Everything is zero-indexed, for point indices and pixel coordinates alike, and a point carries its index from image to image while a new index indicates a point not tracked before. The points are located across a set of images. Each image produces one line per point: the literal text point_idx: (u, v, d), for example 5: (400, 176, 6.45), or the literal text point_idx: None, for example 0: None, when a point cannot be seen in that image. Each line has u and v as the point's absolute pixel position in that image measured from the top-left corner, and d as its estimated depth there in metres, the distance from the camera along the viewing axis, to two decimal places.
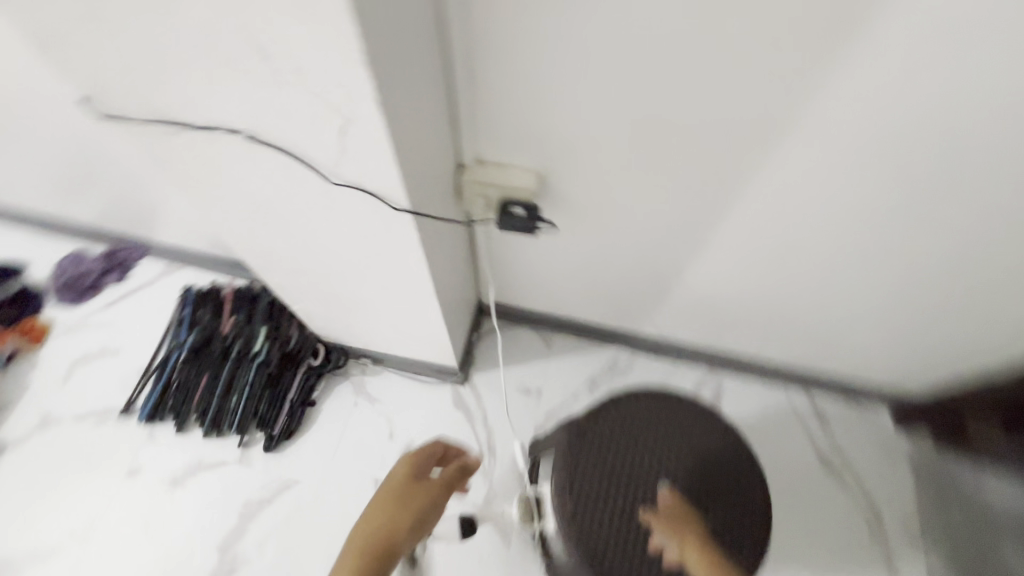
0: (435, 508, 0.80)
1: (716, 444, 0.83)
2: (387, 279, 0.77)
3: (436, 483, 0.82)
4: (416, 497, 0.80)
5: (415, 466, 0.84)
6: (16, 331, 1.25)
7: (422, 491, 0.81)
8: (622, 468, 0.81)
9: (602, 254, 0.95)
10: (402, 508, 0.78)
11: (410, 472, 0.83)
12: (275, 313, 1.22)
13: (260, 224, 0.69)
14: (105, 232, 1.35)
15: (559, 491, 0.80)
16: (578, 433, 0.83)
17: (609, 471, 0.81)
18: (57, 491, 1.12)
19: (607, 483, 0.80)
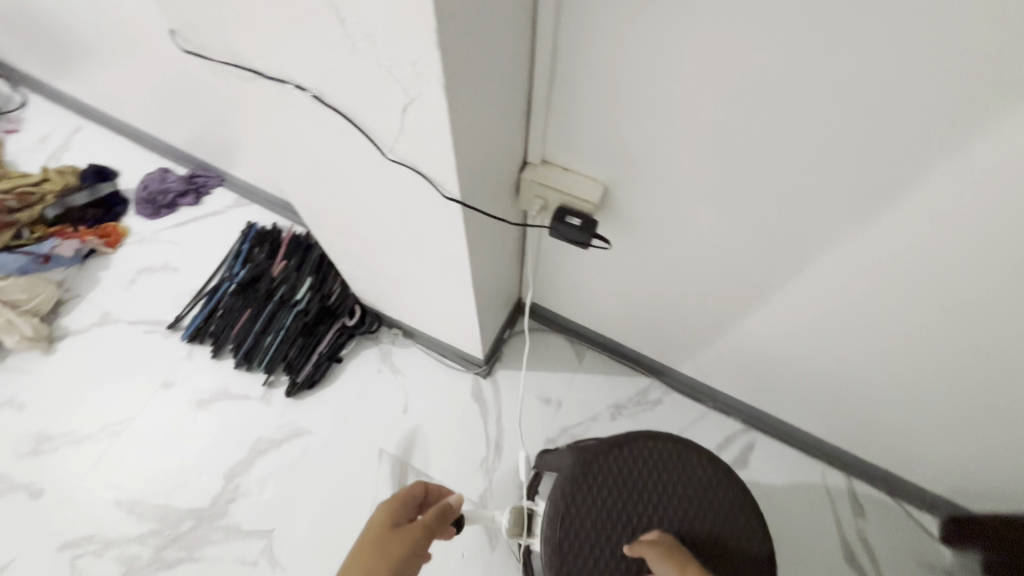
0: (419, 554, 0.68)
1: (733, 508, 0.76)
2: (428, 262, 0.75)
3: (419, 526, 0.71)
4: (396, 545, 0.68)
5: (393, 510, 0.74)
6: (96, 231, 1.34)
7: (403, 535, 0.69)
8: (624, 508, 0.76)
9: (654, 283, 0.90)
10: (379, 560, 0.65)
11: (388, 517, 0.72)
12: (323, 267, 1.25)
13: (317, 183, 0.70)
14: (191, 156, 1.43)
15: (552, 517, 0.76)
16: (586, 462, 0.78)
17: (610, 508, 0.76)
18: (100, 384, 1.20)
19: (604, 521, 0.75)
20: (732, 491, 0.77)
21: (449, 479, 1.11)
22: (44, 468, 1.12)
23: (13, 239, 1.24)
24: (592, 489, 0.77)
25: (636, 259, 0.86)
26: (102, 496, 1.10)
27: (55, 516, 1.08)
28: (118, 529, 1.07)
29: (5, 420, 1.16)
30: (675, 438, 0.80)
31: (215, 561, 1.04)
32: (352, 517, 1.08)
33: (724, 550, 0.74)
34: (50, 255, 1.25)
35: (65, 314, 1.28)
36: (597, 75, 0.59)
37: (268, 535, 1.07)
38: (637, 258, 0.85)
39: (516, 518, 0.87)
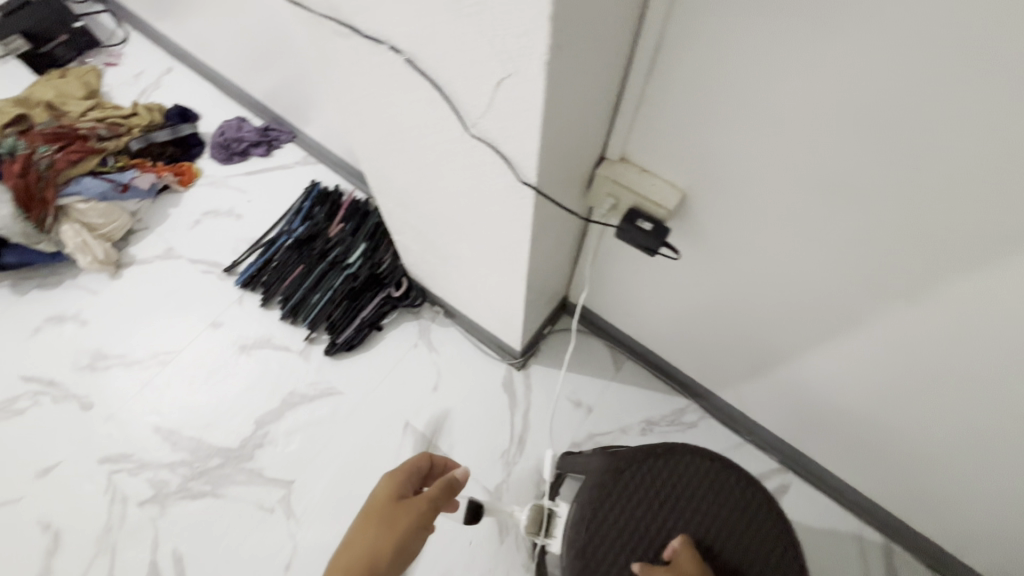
0: (423, 528, 0.68)
1: (766, 536, 0.72)
2: (487, 246, 0.74)
3: (423, 500, 0.70)
4: (400, 518, 0.68)
5: (398, 483, 0.73)
6: (172, 169, 1.40)
7: (407, 509, 0.69)
8: (652, 521, 0.73)
9: (714, 302, 0.85)
10: (385, 532, 0.66)
11: (392, 490, 0.72)
12: (378, 235, 1.26)
13: (390, 150, 0.69)
14: (268, 109, 1.47)
15: (576, 523, 0.73)
16: (617, 469, 0.75)
17: (637, 518, 0.73)
18: (157, 314, 1.26)
19: (630, 532, 0.73)
20: (767, 517, 0.73)
21: (468, 464, 1.11)
22: (96, 385, 1.19)
23: (98, 165, 1.30)
24: (621, 497, 0.74)
25: (699, 275, 0.81)
26: (142, 420, 1.15)
27: (100, 431, 1.14)
28: (153, 453, 1.12)
29: (69, 333, 1.24)
30: (713, 455, 0.76)
31: (236, 501, 1.08)
32: (369, 484, 1.09)
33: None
34: (128, 185, 1.31)
35: (133, 243, 1.34)
36: (700, 75, 0.55)
37: (289, 485, 1.09)
38: (701, 274, 0.81)
39: (534, 518, 0.85)
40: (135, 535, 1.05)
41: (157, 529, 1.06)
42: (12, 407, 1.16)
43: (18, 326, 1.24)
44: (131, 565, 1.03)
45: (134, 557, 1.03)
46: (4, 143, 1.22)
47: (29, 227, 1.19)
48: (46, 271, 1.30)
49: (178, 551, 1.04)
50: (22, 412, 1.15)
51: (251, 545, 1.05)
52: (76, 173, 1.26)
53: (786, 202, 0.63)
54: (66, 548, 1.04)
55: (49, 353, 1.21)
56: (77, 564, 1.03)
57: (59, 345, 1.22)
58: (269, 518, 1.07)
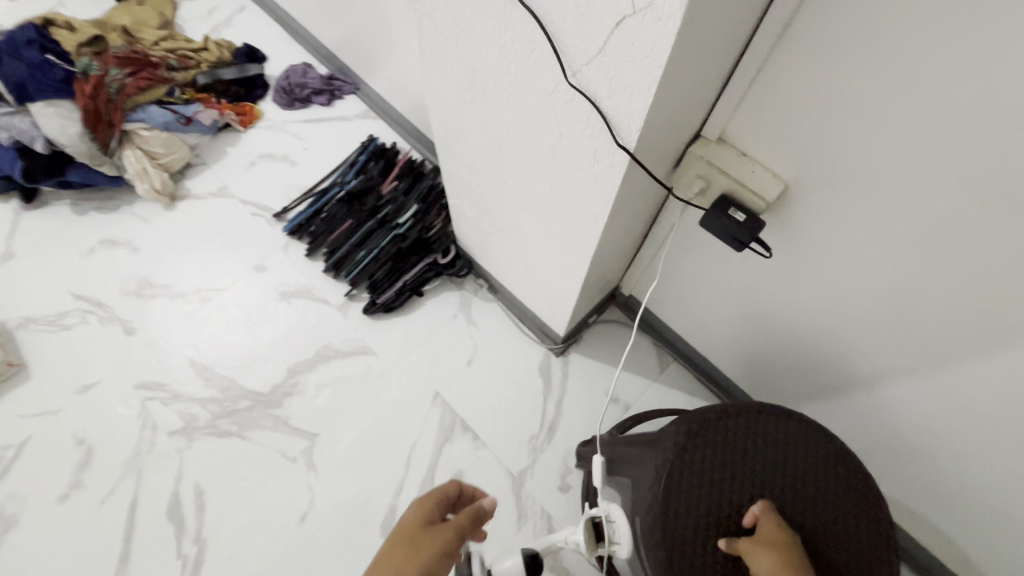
0: (449, 555, 0.65)
1: (832, 467, 0.64)
2: (554, 219, 0.68)
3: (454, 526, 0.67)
4: (428, 543, 0.65)
5: (429, 506, 0.72)
6: (234, 108, 1.38)
7: (435, 534, 0.66)
8: (723, 494, 0.63)
9: (792, 310, 0.77)
10: (411, 557, 0.63)
11: (422, 514, 0.70)
12: (430, 198, 1.22)
13: (468, 102, 0.64)
14: (335, 58, 1.44)
15: (662, 552, 0.61)
16: (667, 460, 0.64)
17: (709, 497, 0.63)
18: (204, 251, 1.26)
19: (705, 520, 0.62)
20: (825, 447, 0.65)
21: (493, 445, 1.08)
22: (140, 311, 1.20)
23: (164, 95, 1.29)
24: (686, 480, 0.63)
25: (781, 278, 0.74)
26: (180, 352, 1.16)
27: (139, 357, 1.15)
28: (187, 386, 1.13)
29: (120, 258, 1.25)
30: (741, 408, 0.66)
31: (260, 446, 1.08)
32: (392, 449, 1.08)
33: (837, 509, 0.63)
34: (192, 118, 1.30)
35: (190, 177, 1.35)
36: (841, 47, 0.47)
37: (313, 438, 1.09)
38: (784, 277, 0.73)
39: (590, 532, 0.76)
40: (162, 464, 1.07)
41: (182, 460, 1.07)
42: (60, 322, 1.18)
43: (74, 244, 1.26)
44: (154, 491, 1.04)
45: (158, 484, 1.05)
46: (78, 62, 1.20)
47: (95, 147, 1.19)
48: (105, 194, 1.31)
49: (199, 485, 1.05)
50: (69, 328, 1.18)
51: (270, 490, 1.05)
52: (143, 100, 1.25)
53: (912, 209, 0.54)
54: (96, 465, 1.06)
55: (99, 275, 1.23)
56: (105, 482, 1.05)
57: (109, 268, 1.24)
58: (290, 467, 1.06)
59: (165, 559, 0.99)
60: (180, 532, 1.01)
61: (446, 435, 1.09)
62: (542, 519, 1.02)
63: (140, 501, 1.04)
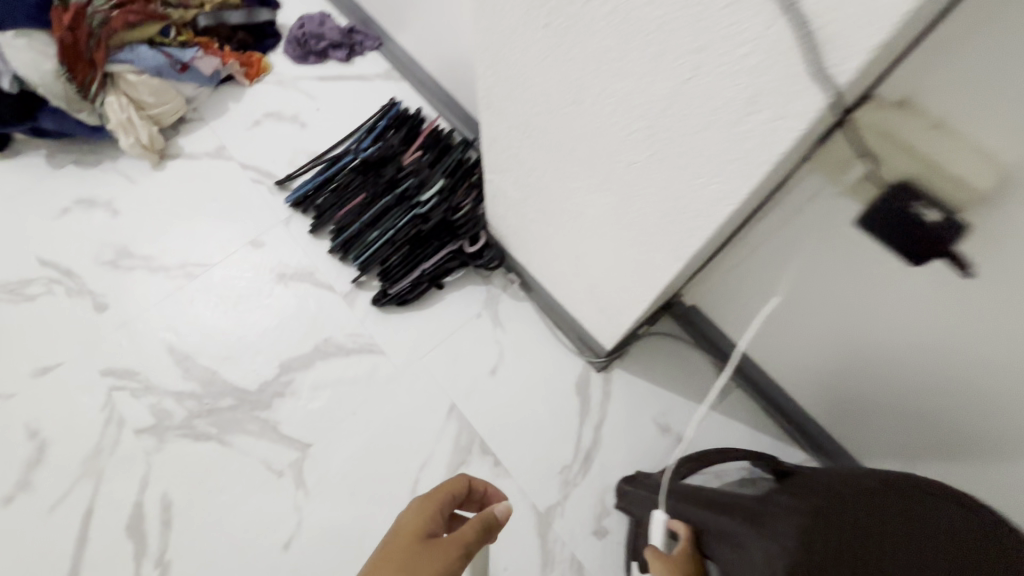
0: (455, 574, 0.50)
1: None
2: (644, 202, 0.50)
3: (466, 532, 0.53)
4: (429, 558, 0.50)
5: (429, 512, 0.56)
6: (239, 57, 1.21)
7: (439, 547, 0.51)
8: None
9: (925, 348, 0.61)
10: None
11: (425, 520, 0.55)
12: (458, 173, 1.03)
13: (538, 29, 0.45)
14: (358, 7, 1.25)
15: None
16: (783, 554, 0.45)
17: None
18: (194, 219, 1.09)
19: None
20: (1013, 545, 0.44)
21: (517, 473, 0.91)
22: (115, 285, 1.03)
23: (157, 35, 1.11)
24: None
25: (917, 313, 0.57)
26: (157, 335, 0.99)
27: (110, 339, 0.99)
28: (162, 376, 0.96)
29: (98, 222, 1.08)
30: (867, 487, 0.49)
31: (241, 453, 0.91)
32: (397, 468, 0.91)
33: None
34: (188, 65, 1.12)
35: (184, 134, 1.17)
36: None
37: (304, 449, 0.92)
38: (924, 313, 0.57)
39: None
40: (125, 467, 0.90)
41: (150, 465, 0.91)
42: (23, 291, 1.02)
43: (47, 202, 1.10)
44: (115, 500, 0.88)
45: (120, 491, 0.89)
46: None
47: (72, 90, 1.02)
48: (86, 147, 1.14)
49: (168, 496, 0.89)
50: (32, 299, 1.02)
51: (250, 509, 0.88)
52: (132, 39, 1.08)
53: None
54: (49, 463, 0.90)
55: (72, 239, 1.07)
56: (58, 485, 0.89)
57: (83, 232, 1.08)
58: (276, 482, 0.90)
59: None
60: (141, 552, 0.85)
61: (462, 456, 0.92)
62: (572, 568, 0.86)
63: (97, 511, 0.87)
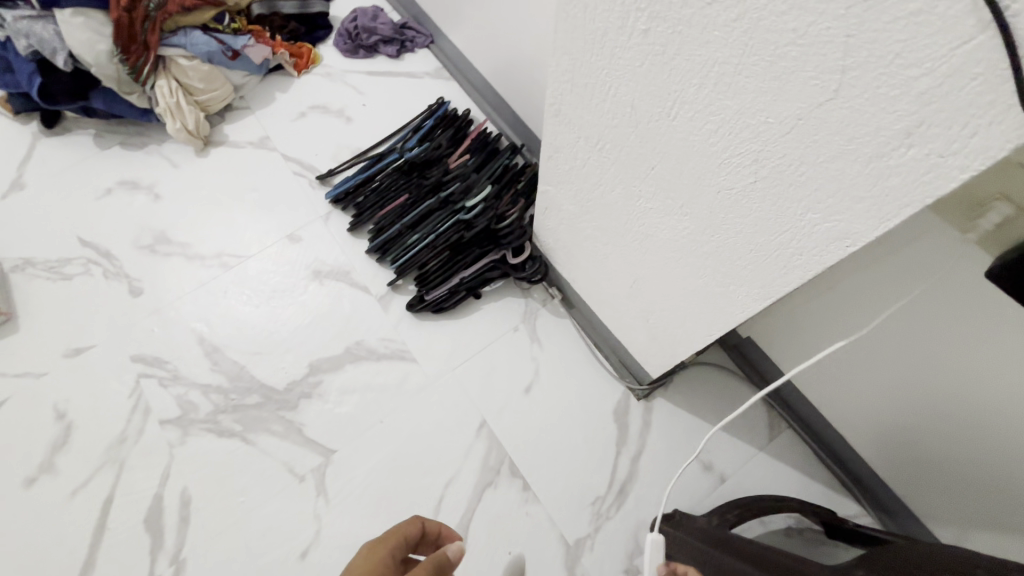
0: None
1: None
2: (732, 230, 0.45)
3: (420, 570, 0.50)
4: None
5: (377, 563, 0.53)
6: (290, 48, 1.19)
7: None
8: None
9: (1021, 409, 0.54)
10: None
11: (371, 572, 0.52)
12: (505, 180, 1.00)
13: (634, 35, 0.40)
14: (413, 3, 1.22)
15: None
16: None
17: None
18: (233, 208, 1.07)
19: None
20: None
21: (547, 499, 0.86)
22: (151, 269, 1.02)
23: (211, 21, 1.09)
24: None
25: (1012, 369, 0.51)
26: (189, 324, 0.98)
27: (142, 325, 0.98)
28: (191, 366, 0.95)
29: (138, 205, 1.08)
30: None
31: (264, 453, 0.89)
32: (422, 483, 0.87)
33: None
34: (239, 53, 1.11)
35: (229, 121, 1.16)
36: None
37: (328, 454, 0.89)
38: (1021, 368, 0.51)
39: None
40: (148, 457, 0.89)
41: (172, 457, 0.89)
42: (62, 270, 1.02)
43: (90, 182, 1.09)
44: (135, 490, 0.87)
45: (140, 482, 0.87)
46: None
47: (125, 71, 1.02)
48: (133, 128, 1.14)
49: (187, 491, 0.86)
50: (70, 278, 1.01)
51: (269, 512, 0.85)
52: (185, 23, 1.06)
53: None
54: (73, 447, 0.89)
55: (113, 220, 1.06)
56: (80, 470, 0.88)
57: (124, 213, 1.07)
58: (297, 487, 0.87)
59: None
60: (156, 547, 0.83)
61: (490, 476, 0.88)
62: None
63: (117, 500, 0.86)
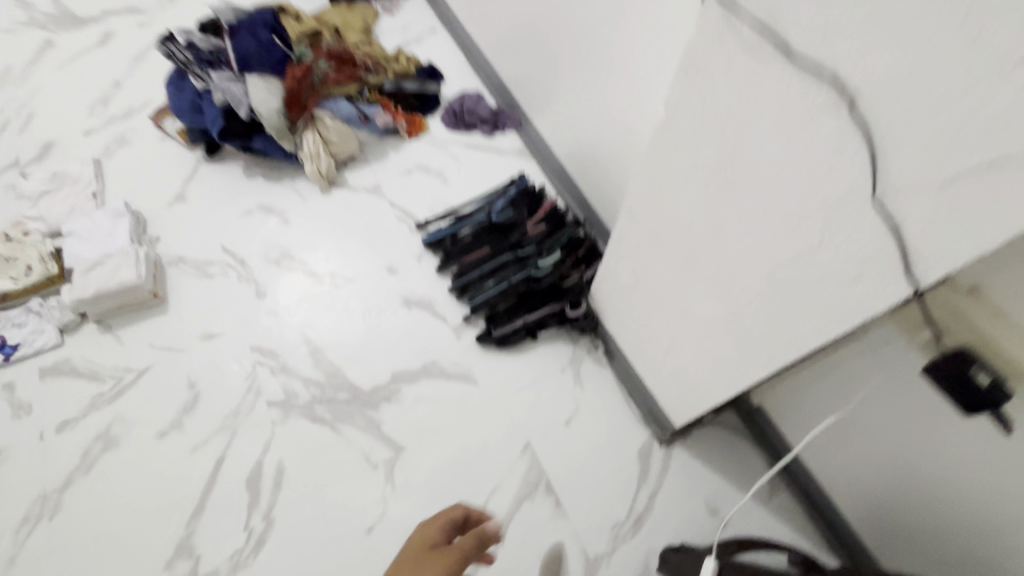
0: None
1: None
2: (753, 316, 0.65)
3: (444, 561, 0.68)
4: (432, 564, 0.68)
5: (431, 533, 0.74)
6: (407, 117, 1.47)
7: (439, 557, 0.69)
8: None
9: (954, 482, 0.70)
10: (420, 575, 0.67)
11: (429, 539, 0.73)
12: (570, 248, 1.22)
13: (698, 182, 0.63)
14: (509, 94, 1.52)
15: None
16: None
17: None
18: (345, 239, 1.32)
19: None
20: None
21: (575, 517, 1.02)
22: (275, 279, 1.27)
23: (355, 93, 1.41)
24: None
25: (946, 449, 0.69)
26: (299, 328, 1.20)
27: (263, 322, 1.21)
28: (297, 362, 1.16)
29: (271, 226, 1.33)
30: None
31: (347, 442, 1.08)
32: (472, 487, 1.05)
33: None
34: (370, 118, 1.40)
35: (350, 168, 1.42)
36: None
37: (398, 450, 1.07)
38: (950, 449, 0.68)
39: None
40: (255, 430, 1.09)
41: (274, 433, 1.09)
42: (207, 269, 1.27)
43: (236, 203, 1.36)
44: (242, 455, 1.06)
45: (245, 449, 1.07)
46: (297, 49, 1.35)
47: (284, 122, 1.30)
48: (274, 165, 1.42)
49: (282, 462, 1.06)
50: (211, 276, 1.26)
51: (345, 489, 1.04)
52: (338, 92, 1.39)
53: None
54: (199, 411, 1.10)
55: (249, 236, 1.32)
56: (202, 431, 1.08)
57: (260, 231, 1.33)
58: (370, 473, 1.05)
59: (232, 527, 1.00)
60: (253, 505, 1.02)
61: (529, 490, 1.05)
62: None
63: (227, 460, 1.06)
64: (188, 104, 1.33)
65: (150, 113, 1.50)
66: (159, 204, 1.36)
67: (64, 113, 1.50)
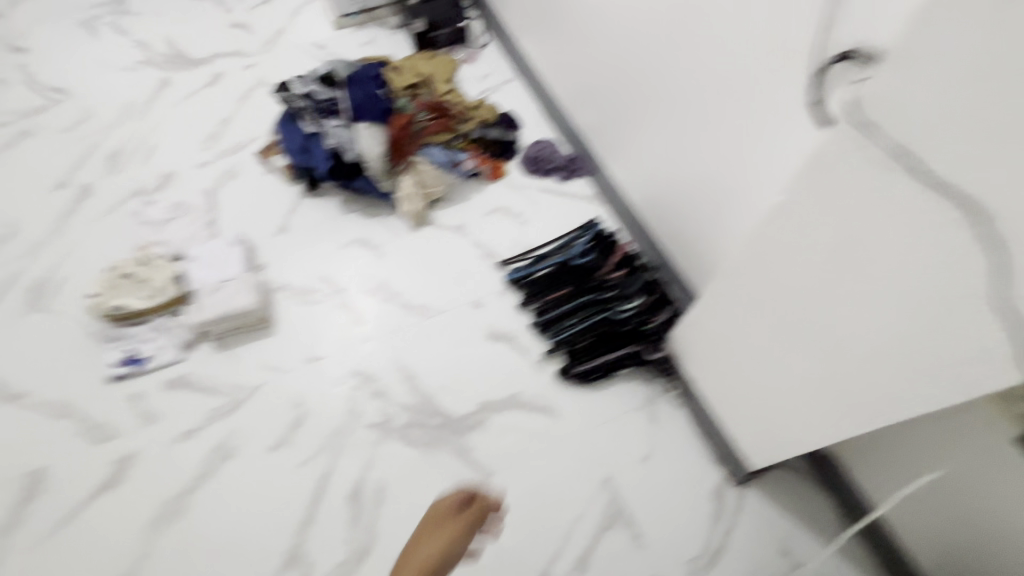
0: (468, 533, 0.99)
1: None
2: (856, 379, 0.73)
3: (465, 519, 1.00)
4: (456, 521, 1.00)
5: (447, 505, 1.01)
6: (490, 162, 1.60)
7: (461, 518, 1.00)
8: None
9: None
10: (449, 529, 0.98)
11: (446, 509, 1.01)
12: (647, 293, 1.31)
13: (812, 258, 0.72)
14: (583, 143, 1.63)
15: None
16: None
17: None
18: (434, 273, 1.43)
19: None
20: None
21: (653, 550, 1.09)
22: (371, 308, 1.38)
23: (447, 141, 1.56)
24: None
25: None
26: (393, 355, 1.31)
27: (361, 348, 1.32)
28: (393, 387, 1.26)
29: (366, 258, 1.45)
30: None
31: (440, 465, 1.17)
32: (556, 514, 1.12)
33: None
34: (459, 163, 1.55)
35: (438, 208, 1.54)
36: None
37: (487, 476, 1.16)
38: None
39: None
40: (356, 449, 1.18)
41: (373, 453, 1.18)
42: (309, 296, 1.39)
43: (334, 235, 1.49)
44: (345, 472, 1.16)
45: (347, 466, 1.16)
46: (398, 102, 1.52)
47: (384, 167, 1.45)
48: (368, 201, 1.55)
49: (381, 481, 1.15)
50: (313, 303, 1.38)
51: None
52: (432, 141, 1.54)
53: None
54: (305, 428, 1.21)
55: (346, 266, 1.44)
56: (308, 447, 1.18)
57: (356, 262, 1.45)
58: None
59: (337, 539, 1.09)
60: (356, 519, 1.11)
61: (609, 521, 1.12)
62: None
63: (331, 476, 1.15)
64: (298, 145, 1.47)
65: (256, 150, 1.65)
66: (265, 234, 1.49)
67: (180, 146, 1.66)
